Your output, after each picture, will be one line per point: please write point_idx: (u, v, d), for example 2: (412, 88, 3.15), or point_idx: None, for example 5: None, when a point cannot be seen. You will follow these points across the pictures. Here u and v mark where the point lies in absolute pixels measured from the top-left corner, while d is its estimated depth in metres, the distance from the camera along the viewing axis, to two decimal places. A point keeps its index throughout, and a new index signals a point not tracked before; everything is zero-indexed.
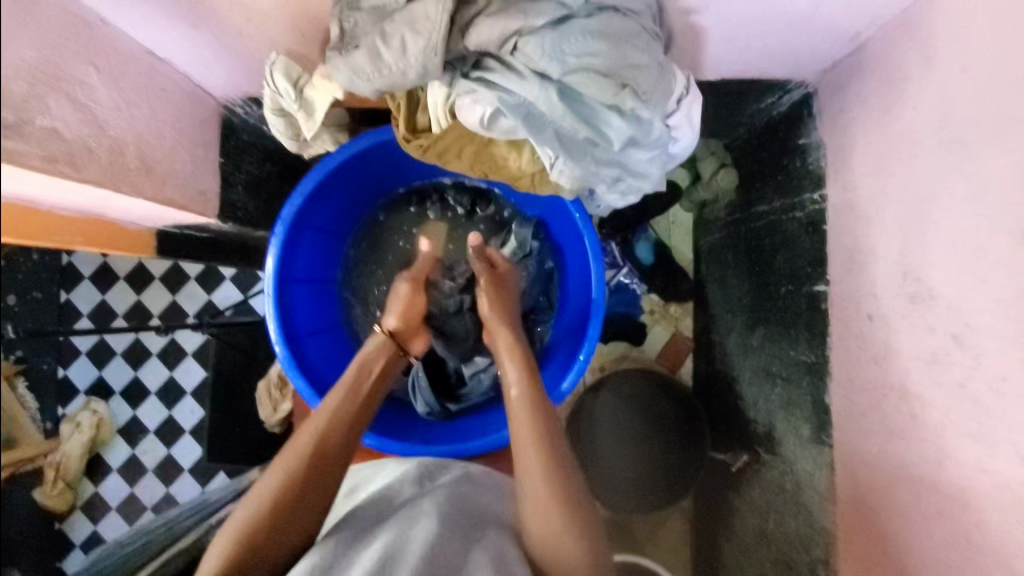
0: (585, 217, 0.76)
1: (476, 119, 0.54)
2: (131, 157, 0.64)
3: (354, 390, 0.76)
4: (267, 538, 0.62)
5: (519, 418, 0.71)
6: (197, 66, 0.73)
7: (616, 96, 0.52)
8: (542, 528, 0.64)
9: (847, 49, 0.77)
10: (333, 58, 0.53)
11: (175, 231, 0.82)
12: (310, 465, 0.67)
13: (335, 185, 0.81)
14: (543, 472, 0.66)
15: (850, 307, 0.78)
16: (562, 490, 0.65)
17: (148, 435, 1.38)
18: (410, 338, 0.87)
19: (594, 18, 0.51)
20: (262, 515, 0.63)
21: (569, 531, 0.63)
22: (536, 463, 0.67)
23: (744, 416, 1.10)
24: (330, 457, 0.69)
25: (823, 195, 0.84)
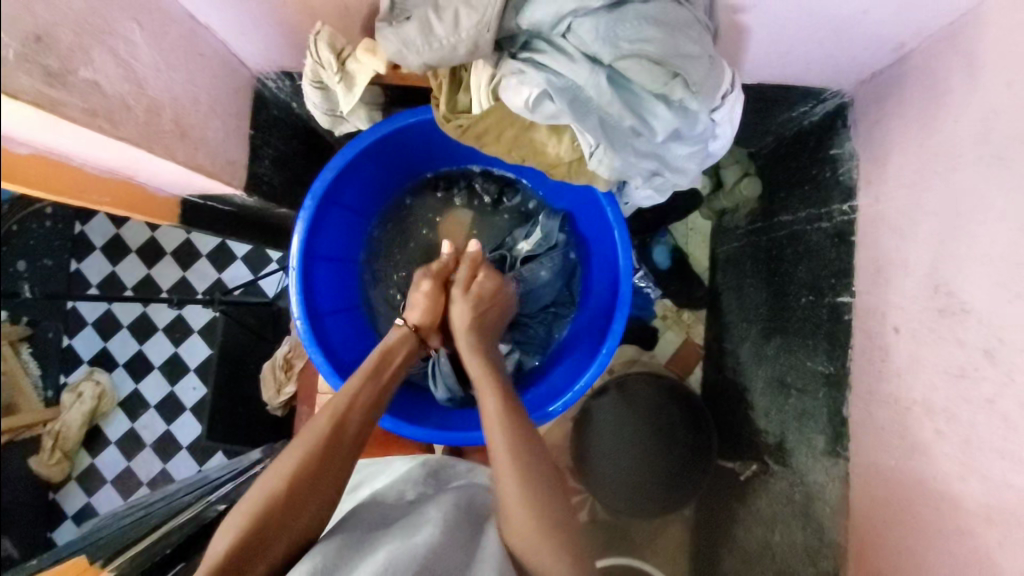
0: (616, 211, 0.76)
1: (521, 101, 0.53)
2: (167, 120, 0.64)
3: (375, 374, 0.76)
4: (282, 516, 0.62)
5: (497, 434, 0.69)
6: (235, 35, 0.72)
7: (666, 85, 0.52)
8: (522, 537, 0.64)
9: (888, 60, 0.76)
10: (383, 29, 0.52)
11: (200, 202, 0.82)
12: (329, 447, 0.68)
13: (367, 164, 0.80)
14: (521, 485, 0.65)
15: (875, 319, 0.78)
16: (543, 505, 0.64)
17: (149, 410, 1.37)
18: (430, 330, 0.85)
19: (649, 4, 0.50)
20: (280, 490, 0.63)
21: (546, 535, 0.63)
22: (512, 473, 0.66)
23: (754, 426, 1.09)
24: (346, 440, 0.70)
25: (853, 206, 0.84)
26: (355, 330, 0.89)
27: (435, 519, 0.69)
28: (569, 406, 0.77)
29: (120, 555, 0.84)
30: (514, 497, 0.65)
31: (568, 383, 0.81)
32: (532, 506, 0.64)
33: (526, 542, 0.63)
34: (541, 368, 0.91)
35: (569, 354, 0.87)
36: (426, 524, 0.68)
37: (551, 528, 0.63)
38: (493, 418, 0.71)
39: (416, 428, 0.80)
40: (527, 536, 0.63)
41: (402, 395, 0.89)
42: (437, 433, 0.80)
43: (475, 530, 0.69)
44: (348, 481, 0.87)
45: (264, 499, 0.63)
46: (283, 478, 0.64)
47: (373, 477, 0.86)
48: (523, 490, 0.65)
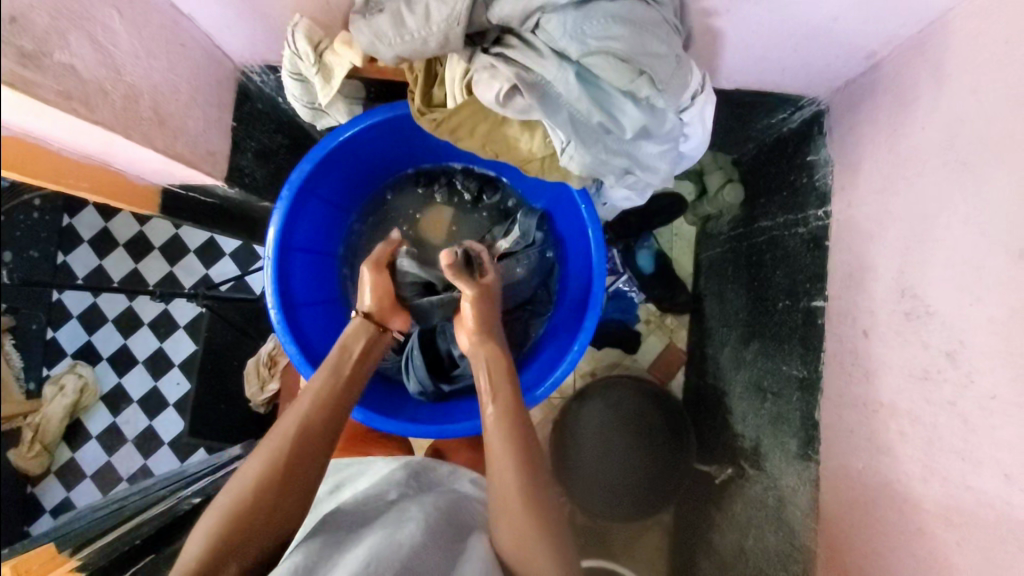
0: (591, 208, 0.77)
1: (492, 95, 0.54)
2: (145, 107, 0.64)
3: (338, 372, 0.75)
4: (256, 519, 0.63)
5: (493, 437, 0.69)
6: (218, 26, 0.73)
7: (633, 82, 0.53)
8: (515, 534, 0.64)
9: (862, 68, 0.77)
10: (356, 20, 0.53)
11: (181, 191, 0.83)
12: (299, 450, 0.67)
13: (348, 158, 0.81)
14: (518, 486, 0.65)
15: (845, 322, 0.78)
16: (536, 510, 0.64)
17: (131, 405, 1.40)
18: (387, 317, 0.84)
19: (617, 3, 0.51)
20: (249, 496, 0.63)
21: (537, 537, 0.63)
22: (509, 471, 0.66)
23: (731, 430, 1.10)
24: (315, 441, 0.68)
25: (827, 211, 0.85)
26: (332, 323, 0.89)
27: (416, 517, 0.71)
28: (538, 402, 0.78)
29: (91, 543, 0.86)
30: (511, 495, 0.65)
31: (539, 379, 0.81)
32: (529, 504, 0.64)
33: (517, 539, 0.64)
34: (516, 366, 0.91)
35: (543, 353, 0.87)
36: (409, 521, 0.70)
37: (543, 525, 0.63)
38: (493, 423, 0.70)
39: (389, 421, 0.81)
40: (518, 537, 0.64)
41: (377, 389, 0.89)
42: (411, 427, 0.81)
43: (442, 529, 0.70)
44: (328, 484, 0.85)
45: (238, 506, 0.62)
46: (252, 486, 0.63)
47: (354, 480, 0.85)
48: (522, 489, 0.65)
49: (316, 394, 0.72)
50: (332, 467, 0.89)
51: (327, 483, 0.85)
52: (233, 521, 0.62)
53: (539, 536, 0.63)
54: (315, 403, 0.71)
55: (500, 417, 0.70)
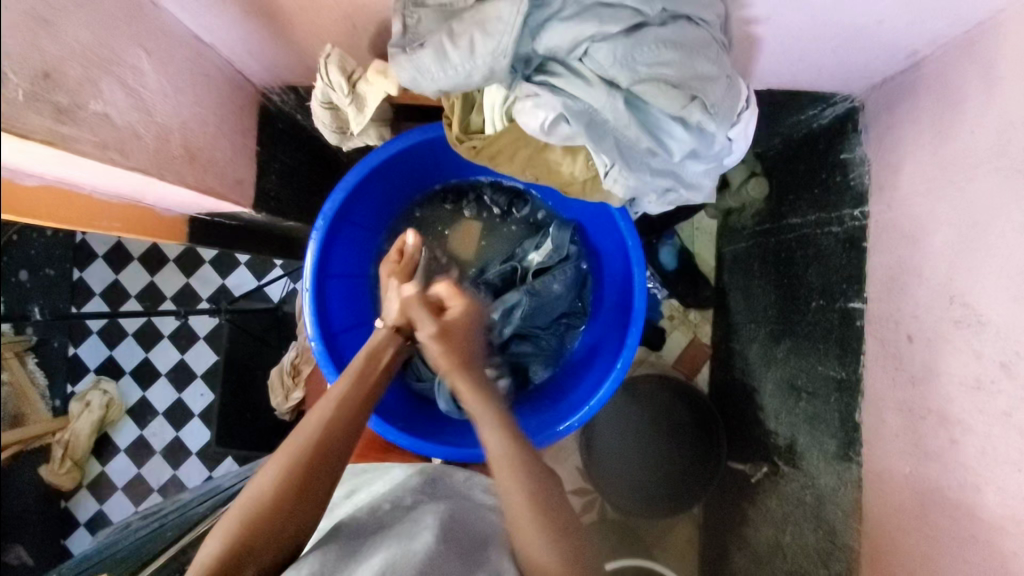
0: (630, 227, 0.76)
1: (537, 124, 0.52)
2: (175, 145, 0.63)
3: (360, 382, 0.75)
4: (273, 524, 0.63)
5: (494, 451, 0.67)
6: (240, 52, 0.71)
7: (684, 108, 0.51)
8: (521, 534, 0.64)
9: (903, 66, 0.75)
10: (396, 55, 0.51)
11: (208, 219, 0.82)
12: (315, 462, 0.67)
13: (378, 180, 0.80)
14: (530, 506, 0.64)
15: (887, 326, 0.78)
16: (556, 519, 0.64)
17: (157, 417, 1.47)
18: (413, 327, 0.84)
19: (668, 27, 0.50)
20: (265, 509, 0.63)
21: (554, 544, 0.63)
22: (519, 491, 0.65)
23: (764, 428, 1.09)
24: (330, 460, 0.68)
25: (864, 212, 0.83)
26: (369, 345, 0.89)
27: (430, 526, 0.70)
28: (582, 421, 0.78)
29: (146, 565, 0.87)
30: (515, 505, 0.64)
31: (586, 394, 0.80)
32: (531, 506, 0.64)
33: (529, 543, 0.64)
34: (558, 378, 0.91)
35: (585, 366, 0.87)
36: (422, 530, 0.70)
37: (554, 527, 0.64)
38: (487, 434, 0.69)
39: (425, 444, 0.81)
40: (524, 534, 0.64)
41: (407, 409, 0.89)
42: (451, 450, 0.81)
43: (457, 540, 0.69)
44: (346, 487, 0.86)
45: (250, 511, 0.63)
46: (268, 493, 0.64)
47: (368, 484, 0.85)
48: (528, 499, 0.64)
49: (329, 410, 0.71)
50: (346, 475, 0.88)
51: (343, 486, 0.86)
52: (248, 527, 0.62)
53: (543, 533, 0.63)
54: (334, 416, 0.70)
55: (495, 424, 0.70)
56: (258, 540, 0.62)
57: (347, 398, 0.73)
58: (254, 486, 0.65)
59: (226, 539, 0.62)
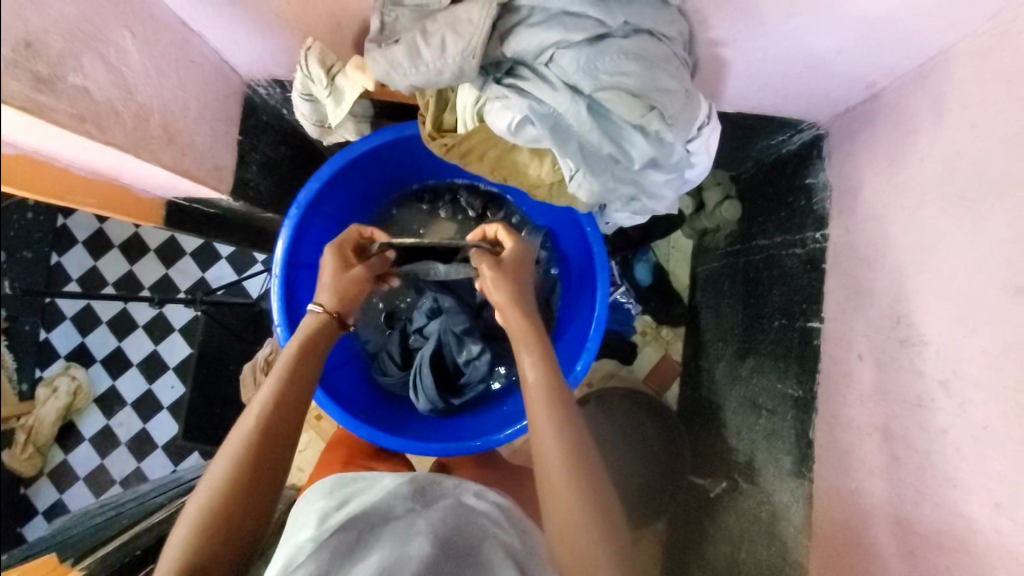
0: (596, 232, 0.78)
1: (504, 125, 0.55)
2: (154, 125, 0.64)
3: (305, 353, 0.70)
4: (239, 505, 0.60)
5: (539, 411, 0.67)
6: (228, 43, 0.74)
7: (643, 117, 0.53)
8: (557, 508, 0.62)
9: (863, 96, 0.79)
10: (372, 50, 0.53)
11: (185, 204, 0.84)
12: (268, 439, 0.63)
13: (354, 175, 0.83)
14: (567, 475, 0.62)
15: (841, 345, 0.81)
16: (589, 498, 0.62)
17: (125, 408, 1.55)
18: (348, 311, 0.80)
19: (629, 39, 0.53)
20: (225, 491, 0.60)
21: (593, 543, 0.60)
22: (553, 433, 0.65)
23: (726, 444, 1.11)
24: (283, 437, 0.64)
25: (825, 235, 0.87)
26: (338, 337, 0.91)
27: (425, 531, 0.66)
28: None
29: (90, 555, 0.85)
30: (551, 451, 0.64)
31: (563, 369, 0.82)
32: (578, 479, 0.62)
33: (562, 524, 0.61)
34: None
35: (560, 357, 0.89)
36: (416, 534, 0.66)
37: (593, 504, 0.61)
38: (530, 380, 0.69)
39: (392, 437, 0.81)
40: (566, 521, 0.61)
41: (381, 408, 0.89)
42: (412, 444, 0.81)
43: (453, 542, 0.65)
44: (334, 497, 0.80)
45: (208, 503, 0.59)
46: (226, 478, 0.60)
47: (359, 493, 0.81)
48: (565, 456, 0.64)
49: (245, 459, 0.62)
50: (335, 484, 0.84)
51: (332, 497, 0.80)
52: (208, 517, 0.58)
53: (581, 503, 0.61)
54: (284, 385, 0.67)
55: (539, 370, 0.70)
56: (219, 530, 0.58)
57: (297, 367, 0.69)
58: (211, 476, 0.61)
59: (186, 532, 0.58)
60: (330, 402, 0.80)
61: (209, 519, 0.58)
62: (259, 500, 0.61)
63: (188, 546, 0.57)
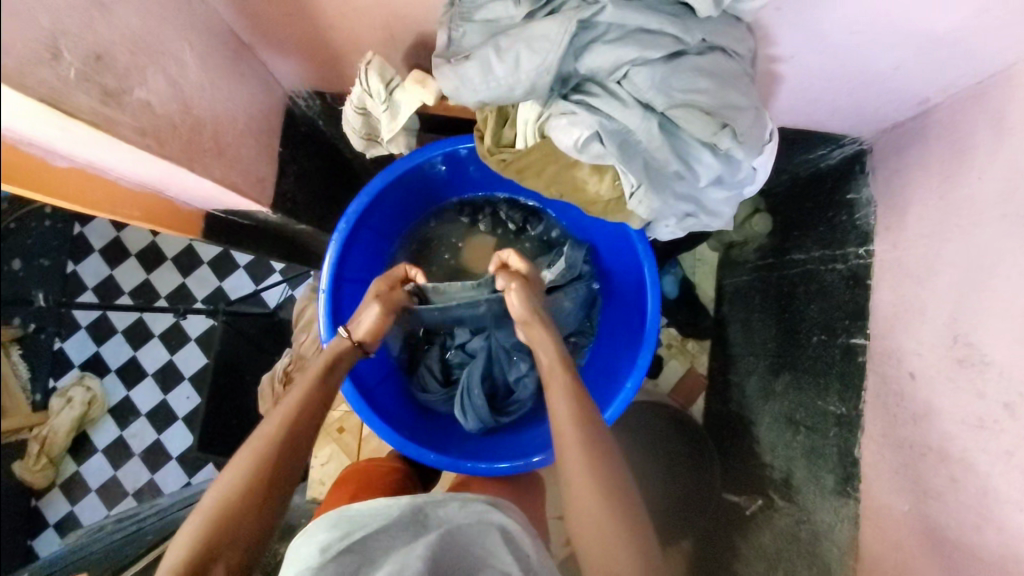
0: (647, 247, 0.77)
1: (569, 141, 0.55)
2: (207, 137, 0.63)
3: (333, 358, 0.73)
4: (257, 494, 0.60)
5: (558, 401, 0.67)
6: (276, 54, 0.73)
7: (714, 134, 0.52)
8: (582, 503, 0.60)
9: (913, 112, 0.79)
10: (442, 66, 0.54)
11: (223, 216, 0.83)
12: (291, 433, 0.64)
13: (399, 189, 0.82)
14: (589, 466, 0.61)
15: (890, 362, 0.80)
16: (611, 491, 0.60)
17: (139, 418, 1.51)
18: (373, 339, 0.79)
19: (705, 56, 0.53)
20: (245, 477, 0.60)
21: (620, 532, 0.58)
22: (570, 426, 0.64)
23: (759, 459, 1.10)
24: (302, 434, 0.65)
25: (869, 250, 0.86)
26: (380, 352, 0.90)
27: None
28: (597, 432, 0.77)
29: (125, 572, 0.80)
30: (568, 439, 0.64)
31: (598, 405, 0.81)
32: (606, 501, 0.59)
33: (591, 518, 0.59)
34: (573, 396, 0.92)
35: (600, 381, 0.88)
36: None
37: (608, 489, 0.60)
38: (551, 372, 0.70)
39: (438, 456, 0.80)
40: (586, 508, 0.60)
41: (420, 425, 0.88)
42: (457, 463, 0.80)
43: None
44: (339, 528, 0.65)
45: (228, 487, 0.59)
46: (247, 466, 0.61)
47: (367, 524, 0.66)
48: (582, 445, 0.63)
49: (235, 490, 0.59)
50: (337, 509, 0.68)
51: (336, 527, 0.65)
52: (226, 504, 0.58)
53: (601, 501, 0.60)
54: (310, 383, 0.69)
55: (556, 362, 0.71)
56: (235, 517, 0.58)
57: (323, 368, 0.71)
58: (232, 465, 0.61)
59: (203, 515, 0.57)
60: (375, 418, 0.79)
61: (225, 504, 0.58)
62: (243, 530, 0.58)
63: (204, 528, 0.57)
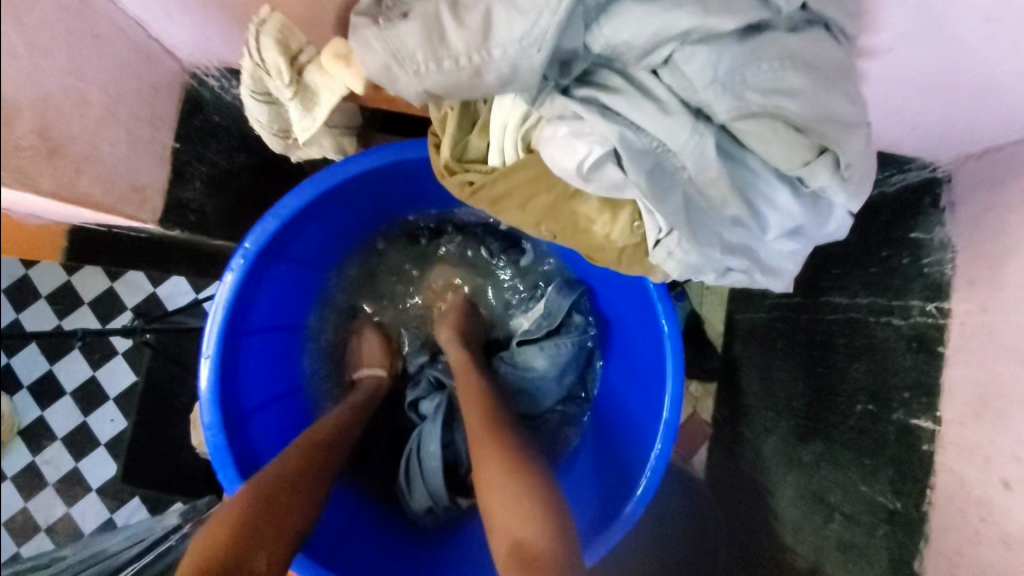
0: (673, 321, 0.62)
1: (573, 161, 0.37)
2: (22, 130, 0.42)
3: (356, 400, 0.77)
4: (295, 489, 0.61)
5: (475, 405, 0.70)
6: (158, 11, 0.53)
7: (806, 165, 0.36)
8: (498, 488, 0.60)
9: (1017, 134, 0.61)
10: (363, 29, 0.38)
11: (100, 230, 0.61)
12: (324, 445, 0.68)
13: (335, 207, 0.68)
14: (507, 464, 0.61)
15: (971, 459, 0.61)
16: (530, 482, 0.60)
17: (55, 443, 1.30)
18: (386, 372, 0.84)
19: (797, 38, 0.36)
20: (282, 471, 0.62)
21: (535, 513, 0.57)
22: (486, 425, 0.67)
23: (780, 542, 0.91)
24: (334, 451, 0.68)
25: (942, 309, 0.67)
26: (289, 422, 0.75)
27: None
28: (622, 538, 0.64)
29: None
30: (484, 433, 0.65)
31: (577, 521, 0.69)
32: (524, 478, 0.60)
33: (507, 497, 0.59)
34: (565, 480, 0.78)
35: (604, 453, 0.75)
36: None
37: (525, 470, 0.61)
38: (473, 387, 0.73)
39: None
40: (504, 496, 0.59)
41: (360, 519, 0.76)
42: None
43: None
44: None
45: (261, 482, 0.60)
46: (283, 464, 0.63)
47: None
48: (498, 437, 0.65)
49: (268, 482, 0.60)
50: None
51: None
52: (259, 493, 0.59)
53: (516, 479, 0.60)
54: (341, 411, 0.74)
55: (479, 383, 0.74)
56: (268, 505, 0.59)
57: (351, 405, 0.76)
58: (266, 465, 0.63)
59: (238, 502, 0.58)
60: None
61: (259, 492, 0.59)
62: (276, 522, 0.58)
63: (242, 509, 0.57)
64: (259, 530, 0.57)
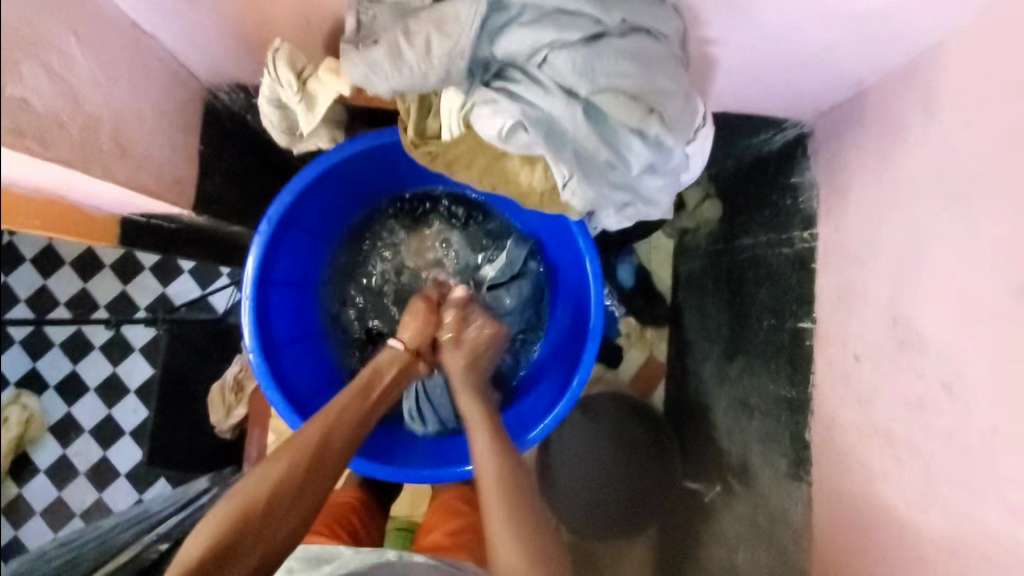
0: (588, 242, 0.79)
1: (495, 130, 0.54)
2: (104, 138, 0.58)
3: (361, 395, 0.82)
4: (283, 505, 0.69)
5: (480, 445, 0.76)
6: (186, 44, 0.69)
7: (642, 120, 0.54)
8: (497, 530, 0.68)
9: (848, 94, 0.79)
10: (350, 52, 0.54)
11: (144, 220, 0.77)
12: (319, 460, 0.73)
13: (328, 187, 0.84)
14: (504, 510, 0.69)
15: (836, 346, 0.80)
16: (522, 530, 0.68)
17: (83, 435, 1.43)
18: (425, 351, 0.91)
19: (626, 38, 0.54)
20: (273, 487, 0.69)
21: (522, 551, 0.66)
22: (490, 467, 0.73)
23: (718, 446, 1.09)
24: (328, 461, 0.74)
25: (813, 233, 0.86)
26: (312, 357, 0.93)
27: None
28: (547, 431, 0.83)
29: None
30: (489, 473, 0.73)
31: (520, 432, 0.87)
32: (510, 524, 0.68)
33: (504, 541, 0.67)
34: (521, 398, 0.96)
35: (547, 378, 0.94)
36: None
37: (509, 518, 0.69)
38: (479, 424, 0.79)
39: (383, 467, 0.84)
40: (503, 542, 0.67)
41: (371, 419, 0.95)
42: (404, 473, 0.84)
43: None
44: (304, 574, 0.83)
45: (248, 501, 0.68)
46: (274, 482, 0.70)
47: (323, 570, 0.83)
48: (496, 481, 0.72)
49: (256, 501, 0.68)
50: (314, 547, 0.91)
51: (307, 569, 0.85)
52: (246, 509, 0.68)
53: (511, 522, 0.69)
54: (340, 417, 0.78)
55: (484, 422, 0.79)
56: (255, 521, 0.67)
57: (351, 406, 0.80)
58: (256, 478, 0.70)
59: (228, 515, 0.67)
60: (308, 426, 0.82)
61: (248, 509, 0.67)
62: (260, 532, 0.67)
63: (231, 521, 0.67)
64: (246, 539, 0.66)
